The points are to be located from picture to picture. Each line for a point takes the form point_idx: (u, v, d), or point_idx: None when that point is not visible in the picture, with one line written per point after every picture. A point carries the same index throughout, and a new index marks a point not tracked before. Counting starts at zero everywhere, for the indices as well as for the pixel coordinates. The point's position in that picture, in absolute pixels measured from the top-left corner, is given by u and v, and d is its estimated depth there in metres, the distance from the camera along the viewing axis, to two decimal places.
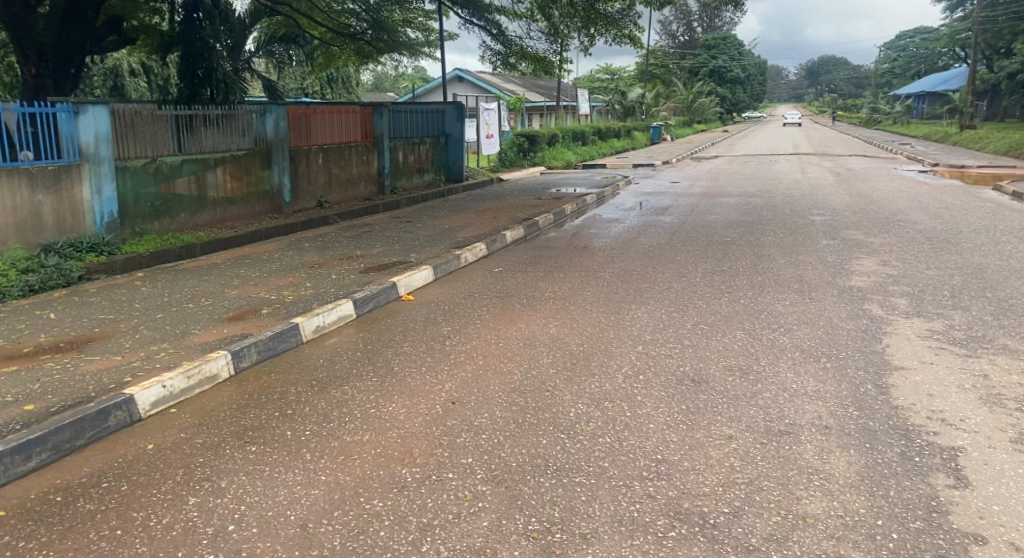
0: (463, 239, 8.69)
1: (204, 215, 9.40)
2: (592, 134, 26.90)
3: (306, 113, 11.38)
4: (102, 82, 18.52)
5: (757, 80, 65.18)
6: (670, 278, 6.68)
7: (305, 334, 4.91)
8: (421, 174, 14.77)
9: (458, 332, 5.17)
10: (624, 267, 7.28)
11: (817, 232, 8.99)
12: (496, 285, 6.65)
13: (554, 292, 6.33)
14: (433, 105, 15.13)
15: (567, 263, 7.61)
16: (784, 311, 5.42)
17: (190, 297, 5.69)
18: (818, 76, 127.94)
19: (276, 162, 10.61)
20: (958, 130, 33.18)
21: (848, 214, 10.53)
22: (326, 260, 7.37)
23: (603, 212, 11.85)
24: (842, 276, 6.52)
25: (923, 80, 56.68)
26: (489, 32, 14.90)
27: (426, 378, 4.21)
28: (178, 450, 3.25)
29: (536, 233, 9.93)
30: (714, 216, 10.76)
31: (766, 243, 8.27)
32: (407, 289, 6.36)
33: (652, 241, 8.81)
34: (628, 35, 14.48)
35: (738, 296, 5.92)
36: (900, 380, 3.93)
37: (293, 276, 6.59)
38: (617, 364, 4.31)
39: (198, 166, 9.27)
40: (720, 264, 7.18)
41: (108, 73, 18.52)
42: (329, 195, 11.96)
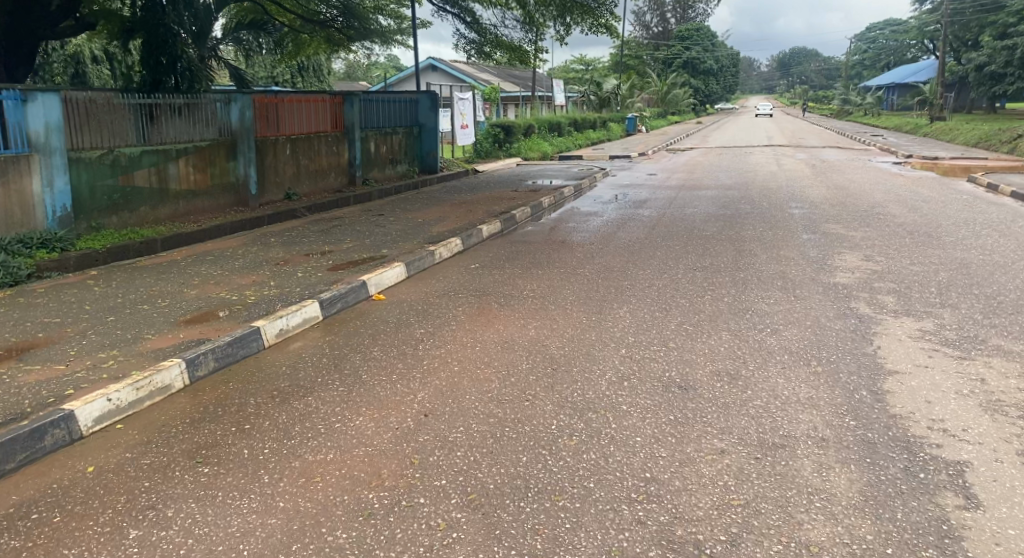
0: (437, 233, 8.40)
1: (165, 208, 9.00)
2: (568, 125, 26.65)
3: (273, 103, 10.99)
4: (62, 70, 17.86)
5: (731, 71, 65.36)
6: (651, 275, 6.47)
7: (267, 339, 4.61)
8: (393, 165, 14.42)
9: (431, 335, 4.90)
10: (603, 264, 7.06)
11: (798, 225, 8.84)
12: (472, 283, 6.40)
13: (532, 290, 6.09)
14: (405, 94, 14.76)
15: (545, 259, 7.36)
16: (770, 310, 5.23)
17: (145, 298, 5.35)
18: (790, 68, 128.96)
19: (242, 153, 10.22)
20: (928, 122, 33.51)
21: (827, 206, 10.42)
22: (293, 257, 7.05)
23: (581, 205, 11.62)
24: (826, 272, 6.36)
25: (893, 72, 57.27)
26: (463, 20, 14.57)
27: (397, 387, 3.94)
28: (121, 473, 2.95)
29: (512, 227, 9.67)
30: (693, 209, 10.58)
31: (746, 237, 8.10)
32: (378, 288, 6.08)
33: (631, 236, 8.60)
34: (604, 24, 14.24)
35: (722, 293, 5.72)
36: (896, 386, 3.75)
37: (258, 274, 6.27)
38: (600, 370, 4.08)
39: (159, 157, 8.87)
40: (702, 259, 6.99)
41: (68, 60, 17.86)
42: (298, 187, 11.58)
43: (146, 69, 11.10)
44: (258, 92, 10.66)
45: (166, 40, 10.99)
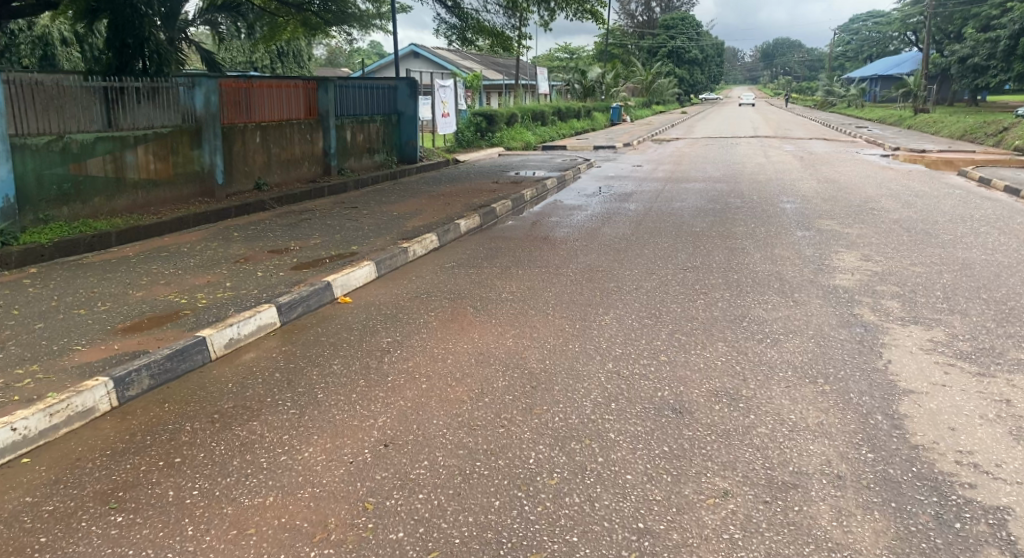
0: (412, 229, 7.93)
1: (123, 199, 8.45)
2: (551, 114, 26.17)
3: (242, 87, 10.42)
4: (30, 51, 17.12)
5: (715, 61, 64.99)
6: (639, 276, 6.06)
7: (214, 351, 4.14)
8: (370, 154, 13.86)
9: (399, 345, 4.46)
10: (588, 263, 6.64)
11: (790, 221, 8.47)
12: (447, 284, 5.95)
13: (512, 293, 5.66)
14: (383, 80, 14.20)
15: (526, 257, 6.93)
16: (768, 317, 4.84)
17: (83, 301, 4.86)
18: (773, 59, 129.01)
19: (208, 141, 9.65)
20: (912, 114, 33.34)
21: (819, 201, 10.05)
22: (256, 254, 6.56)
23: (564, 198, 11.20)
24: (824, 274, 5.98)
25: (876, 64, 57.28)
26: (444, 4, 14.04)
27: (356, 409, 3.49)
28: (15, 525, 2.51)
29: (492, 220, 9.21)
30: (680, 203, 10.19)
31: (737, 234, 7.71)
32: (345, 290, 5.61)
33: (617, 232, 8.18)
34: (590, 10, 13.76)
35: (715, 298, 5.32)
36: (914, 409, 3.35)
37: (214, 274, 5.78)
38: (585, 389, 3.66)
39: (115, 144, 8.30)
40: (693, 259, 6.59)
41: (34, 41, 17.10)
42: (268, 177, 11.02)
43: (110, 51, 10.53)
44: (225, 77, 10.09)
45: (131, 21, 10.43)
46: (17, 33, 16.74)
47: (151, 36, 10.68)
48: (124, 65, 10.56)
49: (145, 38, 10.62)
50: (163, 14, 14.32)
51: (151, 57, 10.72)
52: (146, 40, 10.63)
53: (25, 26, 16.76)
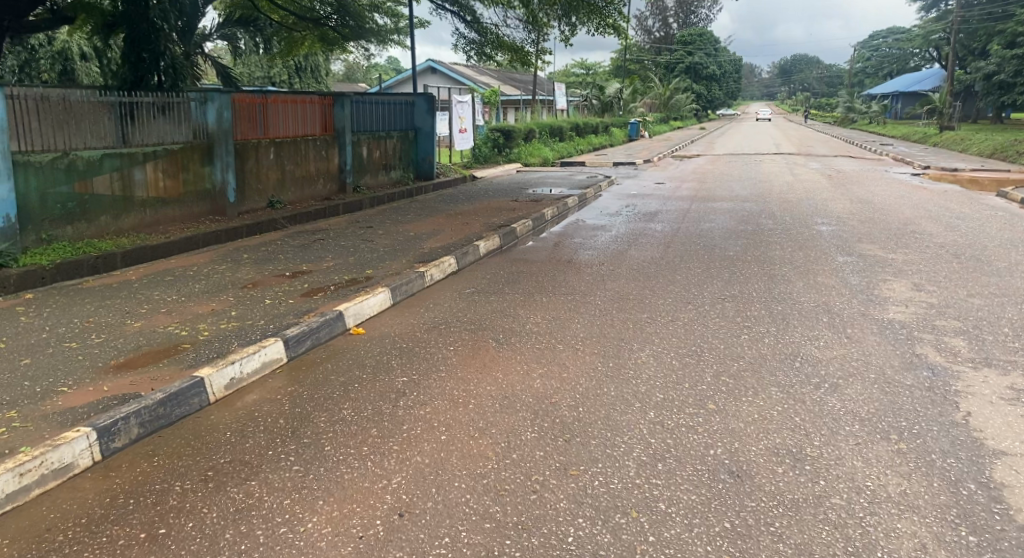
0: (430, 251, 7.56)
1: (130, 218, 8.15)
2: (569, 130, 25.85)
3: (257, 103, 10.14)
4: (50, 67, 17.01)
5: (733, 77, 64.52)
6: (673, 305, 5.64)
7: (212, 393, 3.76)
8: (387, 171, 13.56)
9: (416, 385, 4.06)
10: (617, 290, 6.22)
11: (829, 246, 8.01)
12: (466, 313, 5.55)
13: (537, 324, 5.25)
14: (401, 96, 13.94)
15: (551, 283, 6.53)
16: (821, 358, 4.40)
17: (77, 332, 4.51)
18: (791, 75, 128.43)
19: (219, 157, 9.36)
20: (937, 132, 32.67)
21: (856, 223, 9.59)
22: (265, 278, 6.20)
23: (586, 217, 10.81)
24: (875, 306, 5.53)
25: (898, 81, 56.61)
26: (463, 19, 13.77)
27: (367, 466, 3.09)
28: None
29: (512, 241, 8.82)
30: (709, 224, 9.77)
31: (774, 260, 7.27)
32: (358, 319, 5.23)
33: (645, 256, 7.76)
34: (612, 25, 13.41)
35: (760, 333, 4.90)
36: (1012, 477, 2.90)
37: (219, 301, 5.43)
38: (626, 446, 3.25)
39: (123, 161, 8.02)
40: (730, 287, 6.17)
41: (54, 56, 17.02)
42: (282, 195, 10.72)
43: (126, 65, 10.31)
44: (239, 92, 9.82)
45: (147, 35, 10.22)
46: (37, 47, 16.66)
47: (168, 51, 10.44)
48: (140, 80, 10.33)
49: (161, 53, 10.38)
50: (180, 28, 14.14)
51: (167, 72, 10.48)
52: (162, 55, 10.40)
53: (44, 40, 16.68)
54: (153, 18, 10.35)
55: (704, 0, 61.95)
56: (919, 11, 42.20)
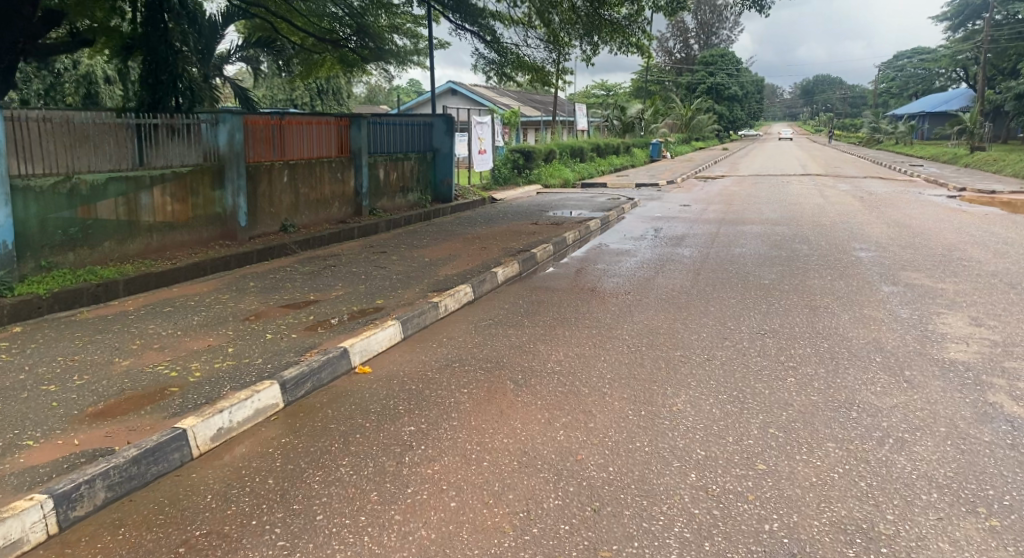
0: (445, 278, 7.16)
1: (135, 243, 7.86)
2: (590, 150, 25.51)
3: (271, 124, 9.86)
4: (74, 90, 17.00)
5: (755, 97, 63.97)
6: (708, 342, 5.18)
7: (195, 446, 3.35)
8: (404, 194, 13.23)
9: (425, 434, 3.64)
10: (646, 322, 5.77)
11: (871, 274, 7.53)
12: (482, 348, 5.12)
13: (560, 361, 4.83)
14: (419, 117, 13.67)
15: (575, 314, 6.10)
16: (881, 405, 3.92)
17: (58, 372, 4.15)
18: (812, 95, 127.64)
19: (230, 180, 9.06)
20: (968, 152, 31.92)
21: (896, 248, 9.08)
22: (269, 310, 5.83)
23: (610, 241, 10.39)
24: (932, 343, 5.04)
25: (924, 100, 55.79)
26: (483, 39, 13.49)
27: (364, 544, 2.69)
28: None
29: (532, 267, 8.41)
30: (740, 249, 9.31)
31: (815, 291, 6.79)
32: (365, 357, 4.81)
33: (674, 283, 7.30)
34: (636, 43, 13.04)
35: (808, 376, 4.44)
36: None
37: (216, 336, 5.06)
38: (665, 521, 2.83)
39: (128, 185, 7.73)
40: (769, 321, 5.71)
41: (79, 80, 17.01)
42: (296, 218, 10.40)
43: (143, 88, 10.09)
44: (252, 113, 9.54)
45: (165, 58, 10.01)
46: (62, 71, 16.64)
47: (185, 73, 10.23)
48: (157, 102, 10.12)
49: (179, 75, 10.18)
50: (198, 50, 13.99)
51: (185, 95, 10.28)
52: (180, 77, 10.20)
53: (69, 64, 16.66)
54: (172, 40, 10.15)
55: (725, 22, 61.72)
56: (945, 31, 41.59)
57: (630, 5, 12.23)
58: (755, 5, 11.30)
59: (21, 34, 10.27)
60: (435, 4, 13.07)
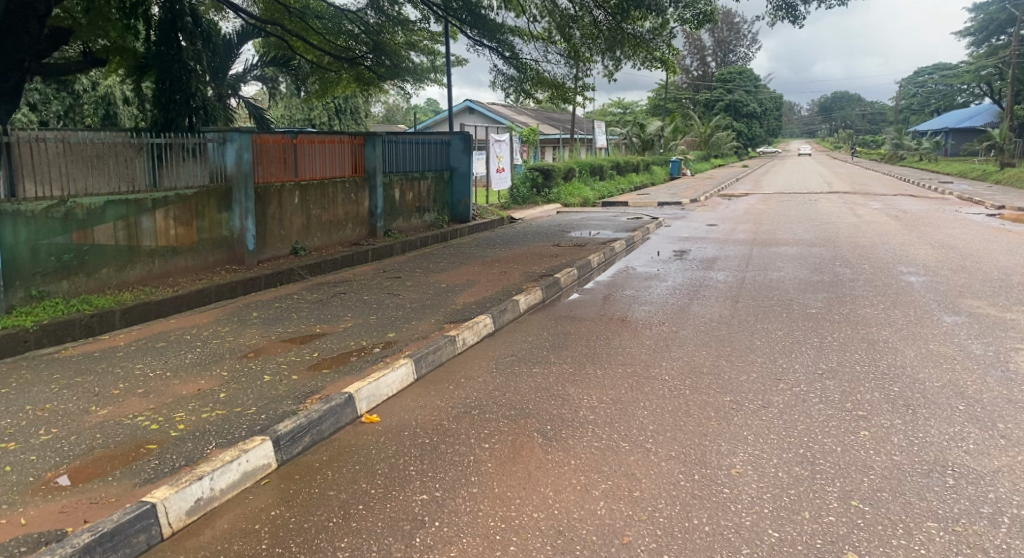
0: (464, 307, 6.63)
1: (135, 269, 7.40)
2: (610, 168, 25.00)
3: (282, 144, 9.41)
4: (93, 111, 16.78)
5: (775, 114, 63.20)
6: (761, 384, 4.58)
7: (165, 526, 2.85)
8: (420, 214, 12.76)
9: (441, 505, 3.09)
10: (687, 359, 5.18)
11: (928, 303, 6.89)
12: (504, 391, 4.56)
13: (594, 407, 4.27)
14: (436, 135, 13.21)
15: (606, 348, 5.53)
16: (980, 470, 3.33)
17: (22, 425, 3.66)
18: (830, 111, 126.65)
19: (238, 202, 8.60)
20: (998, 169, 31.02)
21: (949, 273, 8.43)
22: (269, 345, 5.31)
23: (637, 264, 9.82)
24: (1018, 387, 4.43)
25: (948, 116, 54.84)
26: (502, 55, 13.05)
27: None
28: None
29: (557, 293, 7.86)
30: (777, 273, 8.71)
31: (868, 323, 6.18)
32: (373, 403, 4.26)
33: (713, 312, 6.72)
34: (660, 58, 12.51)
35: (883, 429, 3.85)
36: None
37: (209, 377, 4.54)
38: None
39: (128, 208, 7.29)
40: (826, 360, 5.11)
41: (98, 101, 16.81)
42: (307, 241, 9.92)
43: (156, 107, 9.73)
44: (261, 132, 9.10)
45: (177, 76, 9.64)
46: (81, 92, 16.43)
47: (199, 92, 9.87)
48: (170, 123, 9.74)
49: (193, 94, 9.81)
50: (212, 69, 13.69)
51: (198, 114, 9.92)
52: (193, 96, 9.82)
53: (88, 85, 16.46)
54: (185, 58, 9.77)
55: (742, 39, 61.16)
56: (970, 46, 40.73)
57: (654, 19, 11.72)
58: (788, 16, 10.77)
59: (29, 53, 9.90)
60: (452, 19, 12.67)
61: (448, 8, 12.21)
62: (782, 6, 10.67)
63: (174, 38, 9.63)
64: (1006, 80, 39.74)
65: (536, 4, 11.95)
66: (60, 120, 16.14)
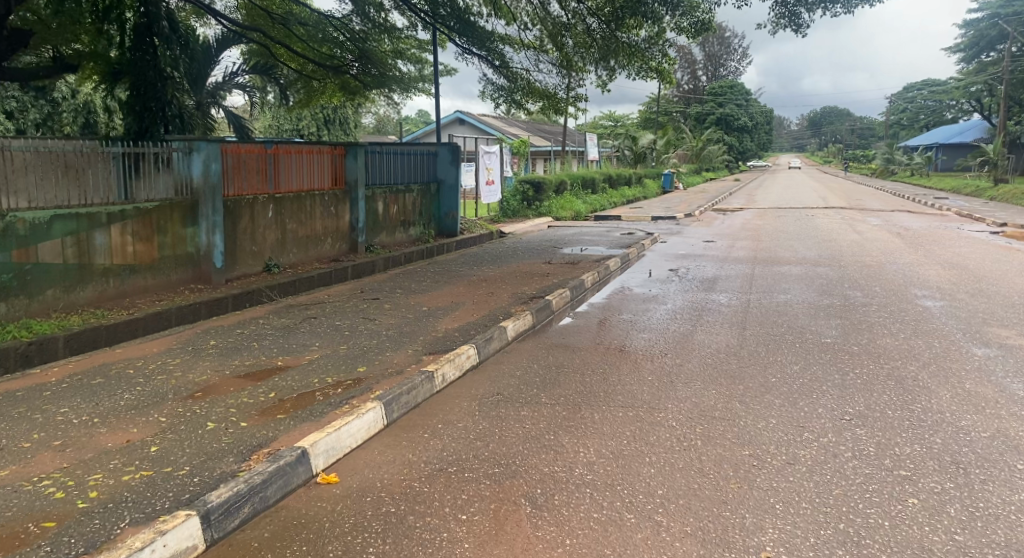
0: (446, 335, 6.01)
1: (86, 290, 6.74)
2: (602, 181, 24.47)
3: (256, 153, 8.79)
4: (73, 120, 16.04)
5: (766, 129, 62.98)
6: (782, 435, 4.00)
7: None
8: (406, 228, 12.15)
9: None
10: (696, 401, 4.58)
11: (953, 332, 6.33)
12: (489, 441, 3.95)
13: (590, 463, 3.66)
14: (422, 145, 12.62)
15: (603, 386, 4.92)
16: None
17: None
18: (819, 125, 127.07)
19: (204, 216, 7.94)
20: (991, 185, 30.72)
21: (967, 297, 7.88)
22: (221, 382, 4.68)
23: (633, 284, 9.23)
24: None
25: (938, 131, 54.79)
26: (491, 64, 12.48)
27: None
28: None
29: (548, 317, 7.24)
30: (783, 296, 8.15)
31: (891, 357, 5.59)
32: (332, 458, 3.64)
33: (719, 341, 6.13)
34: (656, 68, 11.96)
35: (934, 495, 3.27)
36: None
37: (143, 423, 3.89)
38: None
39: (79, 223, 6.64)
40: (851, 403, 4.52)
41: (78, 109, 16.10)
42: (282, 257, 9.27)
43: (129, 115, 9.10)
44: (233, 141, 8.47)
45: (151, 83, 8.99)
46: (60, 100, 15.68)
47: (174, 99, 9.26)
48: (144, 132, 9.10)
49: (167, 102, 9.17)
50: (190, 76, 13.10)
51: (173, 123, 9.27)
52: (168, 104, 9.17)
53: (68, 93, 15.72)
54: (160, 64, 9.12)
55: (733, 54, 61.01)
56: (960, 62, 40.57)
57: (650, 27, 11.20)
58: (791, 25, 10.27)
59: None
60: (440, 27, 12.12)
61: (436, 15, 11.64)
62: (784, 14, 10.16)
63: (147, 42, 9.01)
64: (996, 96, 39.65)
65: (528, 11, 11.41)
66: (38, 128, 15.38)
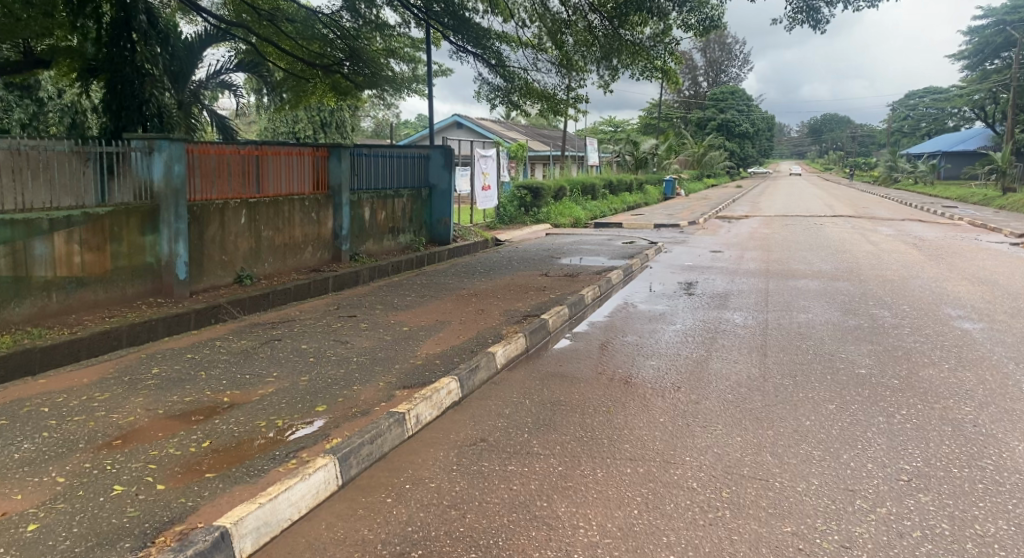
0: (426, 362, 5.23)
1: (22, 306, 5.92)
2: (602, 187, 23.70)
3: (226, 156, 7.97)
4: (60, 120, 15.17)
5: (767, 135, 62.21)
6: (829, 504, 3.23)
7: None
8: (394, 235, 11.38)
9: None
10: (719, 454, 3.80)
11: (1001, 363, 5.54)
12: (466, 510, 3.17)
13: (591, 547, 2.88)
14: (412, 148, 11.84)
15: (608, 431, 4.14)
16: None
17: None
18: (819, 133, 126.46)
19: (166, 222, 7.08)
20: (1000, 193, 29.90)
21: (1008, 319, 7.10)
22: (149, 425, 3.89)
23: (637, 299, 8.47)
24: None
25: (940, 139, 54.02)
26: (487, 63, 11.71)
27: None
28: None
29: (544, 339, 6.46)
30: (804, 315, 7.38)
31: (940, 394, 4.79)
32: (262, 538, 2.89)
33: (737, 371, 5.36)
34: (661, 68, 11.17)
35: None
36: None
37: (33, 487, 3.12)
38: None
39: (14, 230, 5.82)
40: (905, 457, 3.74)
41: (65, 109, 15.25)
42: (256, 267, 8.47)
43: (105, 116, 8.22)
44: (199, 142, 7.64)
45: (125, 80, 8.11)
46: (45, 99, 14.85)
47: (154, 97, 8.30)
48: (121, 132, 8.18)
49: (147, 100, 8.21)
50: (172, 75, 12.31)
51: (154, 123, 8.33)
52: (148, 101, 8.23)
53: (54, 92, 14.89)
54: (139, 58, 8.22)
55: (734, 60, 60.31)
56: (965, 70, 39.83)
57: (656, 23, 10.43)
58: (808, 21, 9.53)
59: None
60: (433, 24, 11.37)
61: (429, 11, 10.89)
62: (801, 9, 9.42)
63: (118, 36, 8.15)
64: (1000, 104, 38.94)
65: (526, 7, 10.65)
66: (23, 128, 14.50)
